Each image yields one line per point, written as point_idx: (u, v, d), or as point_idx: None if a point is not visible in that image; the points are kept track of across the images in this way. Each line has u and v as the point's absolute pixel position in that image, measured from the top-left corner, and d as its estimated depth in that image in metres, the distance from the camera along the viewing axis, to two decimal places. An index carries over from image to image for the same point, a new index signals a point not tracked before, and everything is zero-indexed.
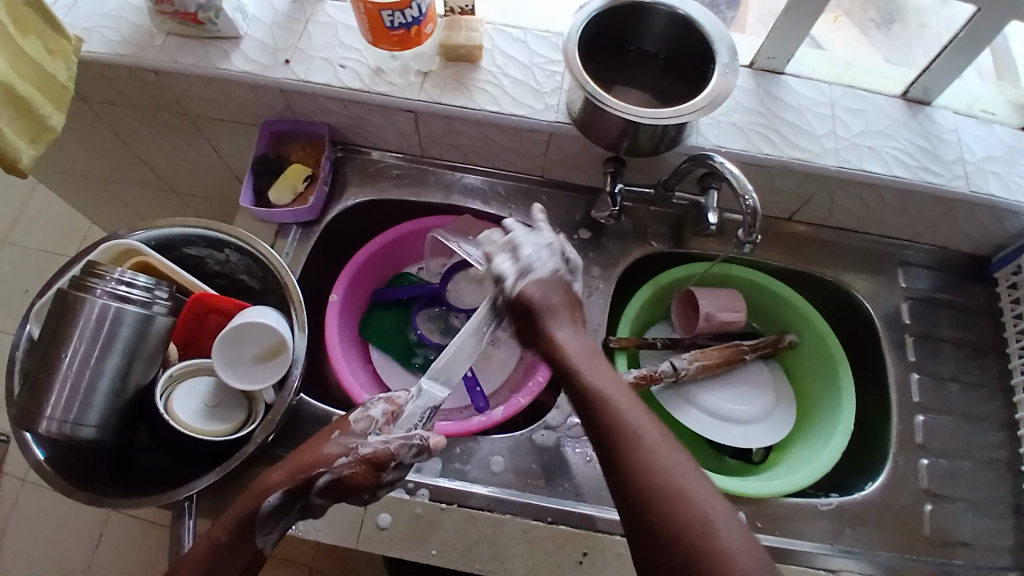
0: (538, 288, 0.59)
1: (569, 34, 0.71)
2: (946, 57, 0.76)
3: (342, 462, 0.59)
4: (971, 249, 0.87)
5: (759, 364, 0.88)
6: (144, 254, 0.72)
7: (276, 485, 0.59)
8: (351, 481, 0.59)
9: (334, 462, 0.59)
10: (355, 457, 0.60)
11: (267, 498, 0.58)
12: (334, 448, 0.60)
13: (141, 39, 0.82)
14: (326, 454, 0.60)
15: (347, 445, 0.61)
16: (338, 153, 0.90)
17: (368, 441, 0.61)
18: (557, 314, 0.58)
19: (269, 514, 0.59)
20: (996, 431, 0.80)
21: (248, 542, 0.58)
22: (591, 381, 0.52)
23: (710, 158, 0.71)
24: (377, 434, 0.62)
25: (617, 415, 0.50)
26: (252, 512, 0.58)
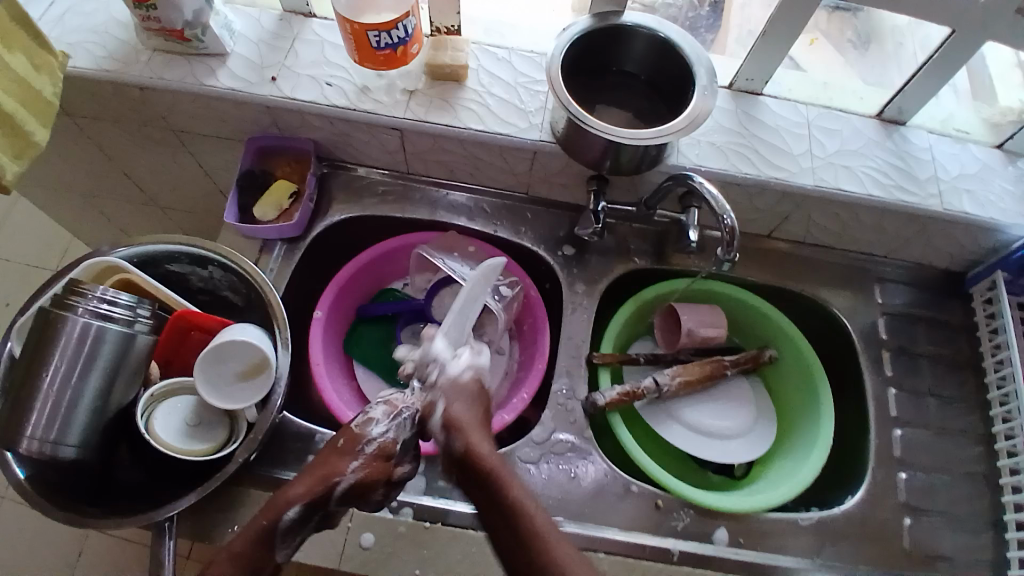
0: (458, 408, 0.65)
1: (552, 57, 0.73)
2: (920, 79, 0.78)
3: (356, 465, 0.62)
4: (946, 265, 0.89)
5: (740, 379, 0.89)
6: (127, 271, 0.72)
7: (293, 497, 0.59)
8: (369, 476, 0.62)
9: (347, 463, 0.62)
10: (366, 457, 0.62)
11: (286, 512, 0.58)
12: (343, 454, 0.63)
13: (127, 55, 0.82)
14: (339, 463, 0.62)
15: (355, 447, 0.63)
16: (323, 170, 0.90)
17: (371, 437, 0.64)
18: (480, 434, 0.63)
19: (289, 526, 0.58)
20: (972, 444, 0.81)
21: (268, 556, 0.57)
22: (516, 511, 0.54)
23: (689, 178, 0.72)
24: (378, 427, 0.65)
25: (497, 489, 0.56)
26: (272, 525, 0.57)
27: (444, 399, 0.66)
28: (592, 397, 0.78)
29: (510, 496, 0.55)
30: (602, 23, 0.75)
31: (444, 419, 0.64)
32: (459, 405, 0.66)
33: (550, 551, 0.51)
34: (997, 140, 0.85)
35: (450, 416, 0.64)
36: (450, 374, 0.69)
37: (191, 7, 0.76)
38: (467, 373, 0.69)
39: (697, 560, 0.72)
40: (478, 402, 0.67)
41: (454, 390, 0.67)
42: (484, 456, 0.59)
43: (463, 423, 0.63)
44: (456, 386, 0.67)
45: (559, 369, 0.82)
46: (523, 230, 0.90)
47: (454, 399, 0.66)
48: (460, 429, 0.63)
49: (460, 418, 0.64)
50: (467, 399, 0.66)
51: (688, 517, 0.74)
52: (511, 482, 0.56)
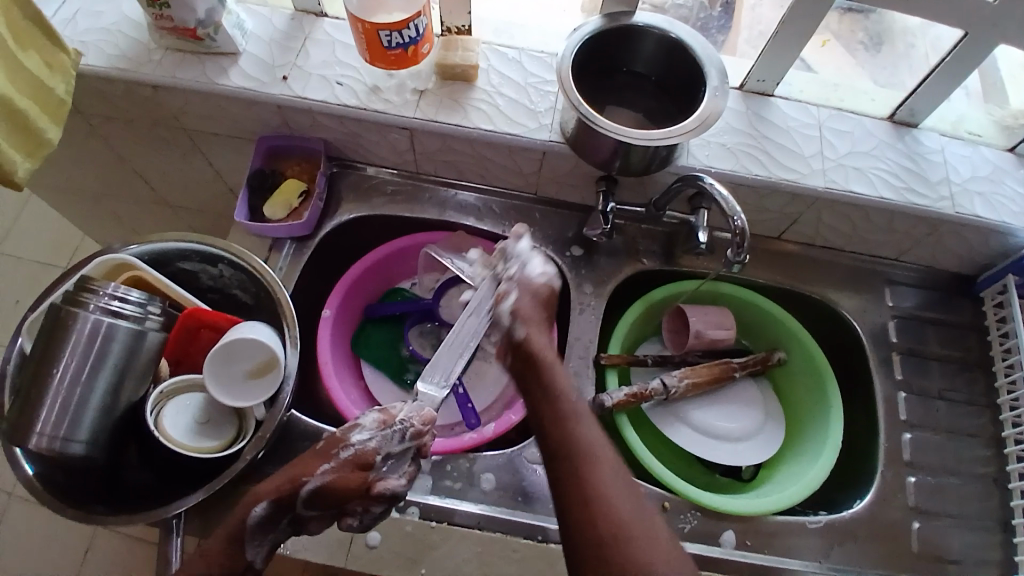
0: (528, 306, 0.68)
1: (563, 57, 0.73)
2: (932, 81, 0.78)
3: (325, 468, 0.61)
4: (957, 267, 0.89)
5: (749, 381, 0.89)
6: (138, 269, 0.72)
7: (261, 496, 0.60)
8: (335, 482, 0.60)
9: (317, 465, 0.61)
10: (338, 462, 0.62)
11: (253, 510, 0.60)
12: (319, 455, 0.62)
13: (138, 54, 0.83)
14: (311, 464, 0.62)
15: (331, 451, 0.62)
16: (333, 169, 0.91)
17: (350, 443, 0.63)
18: (542, 333, 0.66)
19: (257, 525, 0.60)
20: (982, 448, 0.81)
21: (239, 555, 0.60)
22: (559, 396, 0.59)
23: (700, 179, 0.72)
24: (360, 433, 0.64)
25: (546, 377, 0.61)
26: (241, 523, 0.60)
27: (516, 291, 0.69)
28: (600, 398, 0.77)
29: (555, 382, 0.60)
30: (613, 24, 0.75)
31: (514, 308, 0.68)
32: (530, 303, 0.68)
33: (578, 423, 0.56)
34: (1009, 143, 0.84)
35: (521, 307, 0.68)
36: (525, 272, 0.71)
37: (204, 6, 0.76)
38: (542, 278, 0.70)
39: (704, 561, 0.71)
40: (545, 306, 0.69)
41: (527, 288, 0.69)
42: (539, 346, 0.64)
43: (530, 316, 0.67)
44: (528, 285, 0.69)
45: (566, 369, 0.82)
46: (531, 231, 0.90)
47: (527, 294, 0.69)
48: (526, 321, 0.66)
49: (527, 314, 0.67)
50: (541, 298, 0.69)
51: (695, 519, 0.73)
52: (557, 371, 0.61)
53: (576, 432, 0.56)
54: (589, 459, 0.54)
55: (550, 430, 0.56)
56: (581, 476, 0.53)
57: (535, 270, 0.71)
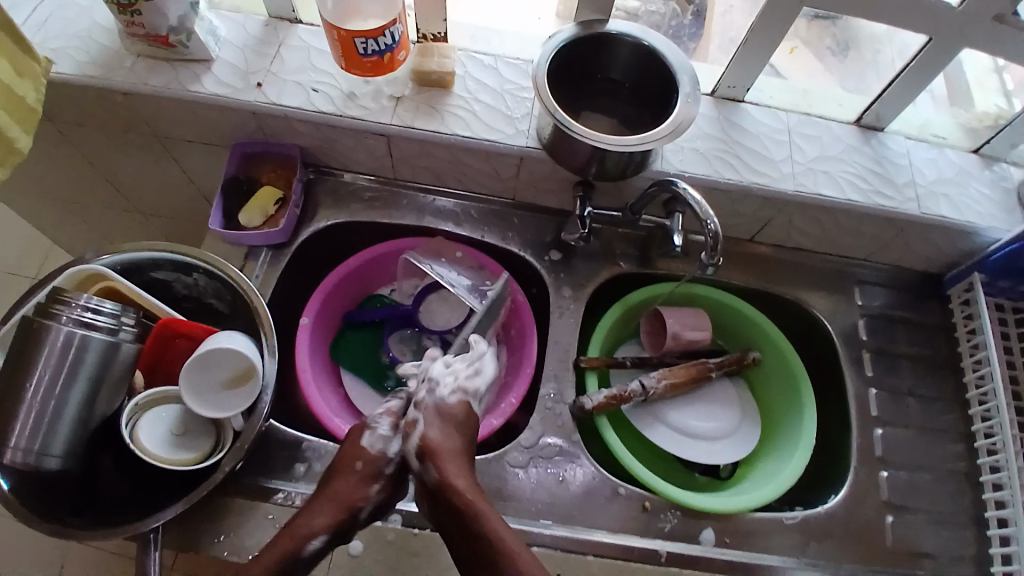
0: (437, 437, 0.62)
1: (538, 64, 0.73)
2: (898, 85, 0.80)
3: (378, 489, 0.63)
4: (925, 267, 0.91)
5: (726, 381, 0.90)
6: (112, 279, 0.71)
7: (320, 528, 0.59)
8: (387, 496, 0.63)
9: (372, 486, 0.63)
10: (385, 480, 0.63)
11: (311, 543, 0.58)
12: (364, 477, 0.63)
13: (109, 60, 0.82)
14: (360, 490, 0.62)
15: (373, 471, 0.63)
16: (309, 176, 0.90)
17: (388, 457, 0.64)
18: (454, 461, 0.61)
19: (311, 555, 0.58)
20: (952, 442, 0.83)
21: None
22: (494, 555, 0.53)
23: (673, 184, 0.73)
24: (393, 446, 0.65)
25: (472, 532, 0.55)
26: (297, 555, 0.57)
27: (426, 420, 0.64)
28: (580, 400, 0.78)
29: (486, 533, 0.54)
30: (587, 31, 0.76)
31: (423, 441, 0.62)
32: (438, 430, 0.63)
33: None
34: (974, 145, 0.87)
35: (428, 443, 0.61)
36: (440, 397, 0.66)
37: (177, 12, 0.76)
38: (455, 397, 0.67)
39: (686, 560, 0.72)
40: (461, 429, 0.65)
41: (440, 416, 0.65)
42: (459, 490, 0.58)
43: (438, 452, 0.61)
44: (441, 410, 0.65)
45: (547, 374, 0.82)
46: (510, 236, 0.90)
47: (441, 420, 0.64)
48: (433, 458, 0.60)
49: (435, 445, 0.61)
50: (454, 419, 0.65)
51: (675, 518, 0.74)
52: (484, 518, 0.55)
53: None
54: None
55: None
56: None
57: (448, 390, 0.67)
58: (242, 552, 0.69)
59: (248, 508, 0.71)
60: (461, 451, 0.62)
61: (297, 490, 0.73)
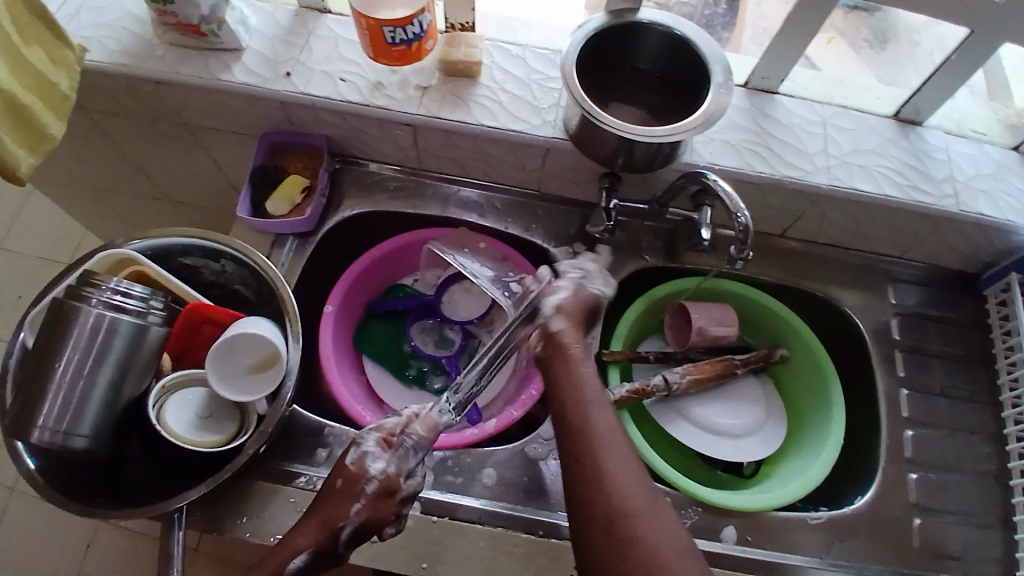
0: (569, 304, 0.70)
1: (567, 53, 0.72)
2: (933, 82, 0.78)
3: (359, 507, 0.61)
4: (961, 265, 0.89)
5: (752, 379, 0.89)
6: (142, 264, 0.73)
7: (302, 546, 0.59)
8: (370, 515, 0.61)
9: (352, 506, 0.61)
10: (366, 498, 0.61)
11: (294, 559, 0.59)
12: (345, 496, 0.61)
13: (141, 50, 0.83)
14: (342, 506, 0.61)
15: (355, 489, 0.62)
16: (336, 165, 0.91)
17: (371, 475, 0.62)
18: (576, 328, 0.67)
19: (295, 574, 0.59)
20: (985, 444, 0.81)
21: None
22: (571, 384, 0.61)
23: (703, 175, 0.71)
24: (376, 461, 0.63)
25: (560, 366, 0.63)
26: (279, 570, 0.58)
27: (569, 292, 0.71)
28: None
29: (570, 369, 0.62)
30: (618, 20, 0.75)
31: (558, 304, 0.69)
32: (574, 308, 0.69)
33: (584, 409, 0.58)
34: (1013, 142, 0.84)
35: (564, 305, 0.69)
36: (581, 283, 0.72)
37: (208, 1, 0.76)
38: (592, 290, 0.72)
39: (705, 557, 0.71)
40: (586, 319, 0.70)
41: (578, 296, 0.71)
42: (562, 336, 0.66)
43: (570, 314, 0.69)
44: (580, 292, 0.71)
45: None
46: (534, 227, 0.89)
47: (579, 299, 0.70)
48: (563, 316, 0.68)
49: (568, 310, 0.69)
50: (590, 301, 0.71)
51: (696, 515, 0.73)
52: (574, 358, 0.64)
53: (586, 415, 0.58)
54: (597, 443, 0.56)
55: (562, 412, 0.59)
56: (580, 459, 0.55)
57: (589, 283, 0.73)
58: (264, 536, 0.69)
59: (270, 492, 0.71)
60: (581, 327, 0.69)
61: (319, 475, 0.73)
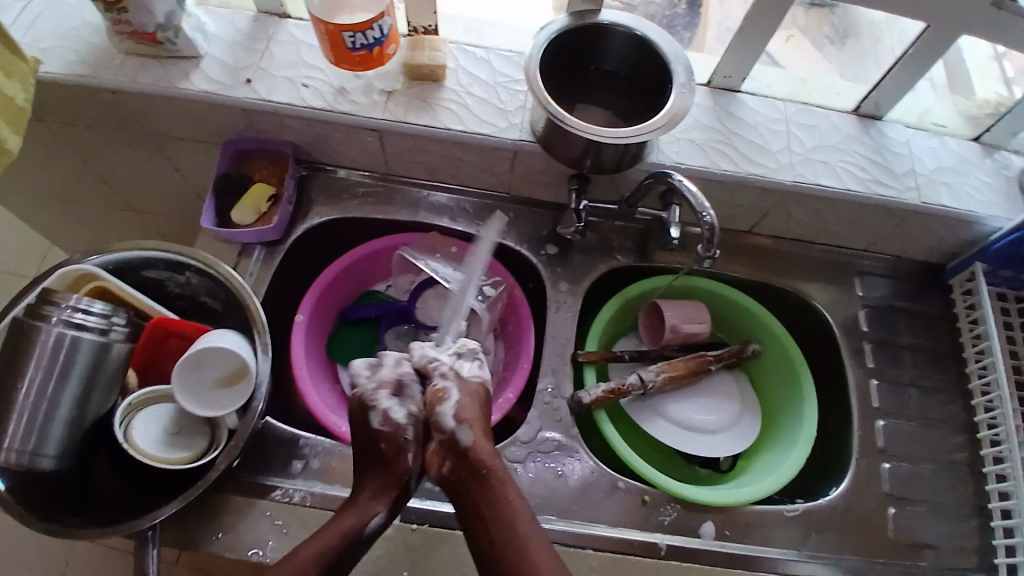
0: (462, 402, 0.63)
1: (531, 56, 0.72)
2: (897, 74, 0.79)
3: (413, 455, 0.61)
4: (926, 257, 0.90)
5: (726, 374, 0.90)
6: (103, 279, 0.71)
7: (376, 507, 0.59)
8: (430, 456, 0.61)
9: (404, 457, 0.61)
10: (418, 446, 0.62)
11: (373, 521, 0.58)
12: (394, 454, 0.61)
13: (100, 59, 0.81)
14: (404, 462, 0.61)
15: (404, 441, 0.61)
16: (302, 172, 0.89)
17: (404, 425, 0.62)
18: (469, 415, 0.62)
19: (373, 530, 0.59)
20: (955, 434, 0.82)
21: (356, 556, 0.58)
22: (488, 484, 0.57)
23: (669, 175, 0.72)
24: (400, 410, 0.62)
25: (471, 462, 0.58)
26: (359, 530, 0.57)
27: (458, 390, 0.63)
28: (578, 395, 0.77)
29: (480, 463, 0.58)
30: (579, 22, 0.75)
31: (456, 411, 0.62)
32: (472, 412, 0.62)
33: (506, 510, 0.55)
34: (974, 132, 0.86)
35: (463, 410, 0.62)
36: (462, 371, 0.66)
37: (163, 9, 0.75)
38: (477, 377, 0.66)
39: (684, 554, 0.72)
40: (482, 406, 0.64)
41: (465, 388, 0.64)
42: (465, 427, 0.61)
43: (473, 419, 0.62)
44: (468, 385, 0.64)
45: (544, 368, 0.81)
46: (506, 229, 0.89)
47: (466, 395, 0.63)
48: (469, 423, 0.61)
49: (469, 416, 0.62)
50: (478, 395, 0.64)
51: (675, 512, 0.74)
52: (485, 451, 0.59)
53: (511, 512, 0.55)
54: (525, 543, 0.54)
55: (483, 514, 0.56)
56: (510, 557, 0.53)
57: (466, 368, 0.66)
58: (239, 550, 0.68)
59: (245, 506, 0.70)
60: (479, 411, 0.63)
61: (295, 487, 0.72)
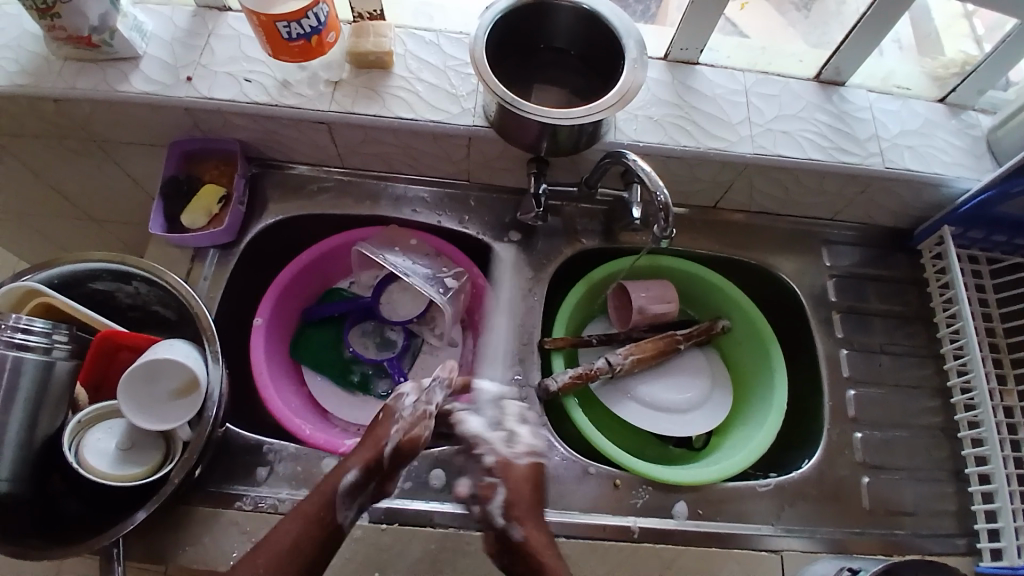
0: (517, 478, 0.61)
1: (476, 37, 0.70)
2: (855, 38, 0.77)
3: (397, 426, 0.63)
4: (894, 222, 0.89)
5: (696, 352, 0.89)
6: (48, 295, 0.68)
7: (349, 465, 0.60)
8: (405, 444, 0.62)
9: (387, 426, 0.63)
10: (405, 422, 0.63)
11: (344, 477, 0.59)
12: (380, 423, 0.64)
13: (37, 66, 0.78)
14: (383, 431, 0.63)
15: (400, 418, 0.63)
16: (254, 170, 0.87)
17: (402, 404, 0.65)
18: (523, 496, 0.60)
19: (348, 492, 0.59)
20: (929, 399, 0.82)
21: (331, 516, 0.58)
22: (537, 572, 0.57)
23: (623, 155, 0.70)
24: (408, 393, 0.66)
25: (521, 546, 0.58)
26: (331, 489, 0.58)
27: (504, 481, 0.61)
28: (544, 382, 0.77)
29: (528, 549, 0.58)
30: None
31: (506, 505, 0.60)
32: (521, 497, 0.60)
33: None
34: (940, 94, 0.85)
35: (515, 504, 0.60)
36: (502, 453, 0.62)
37: (98, 11, 0.72)
38: (524, 459, 0.62)
39: (658, 535, 0.71)
40: (532, 491, 0.61)
41: (514, 477, 0.61)
42: (515, 501, 0.60)
43: (524, 511, 0.60)
44: (512, 472, 0.61)
45: (510, 357, 0.80)
46: (467, 218, 0.87)
47: (515, 481, 0.61)
48: (520, 521, 0.59)
49: (521, 513, 0.59)
50: (526, 482, 0.61)
51: (647, 494, 0.73)
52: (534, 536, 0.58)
53: None
54: None
55: None
56: None
57: (518, 450, 0.63)
58: (207, 561, 0.67)
59: (210, 516, 0.69)
60: (523, 485, 0.61)
61: (260, 495, 0.71)
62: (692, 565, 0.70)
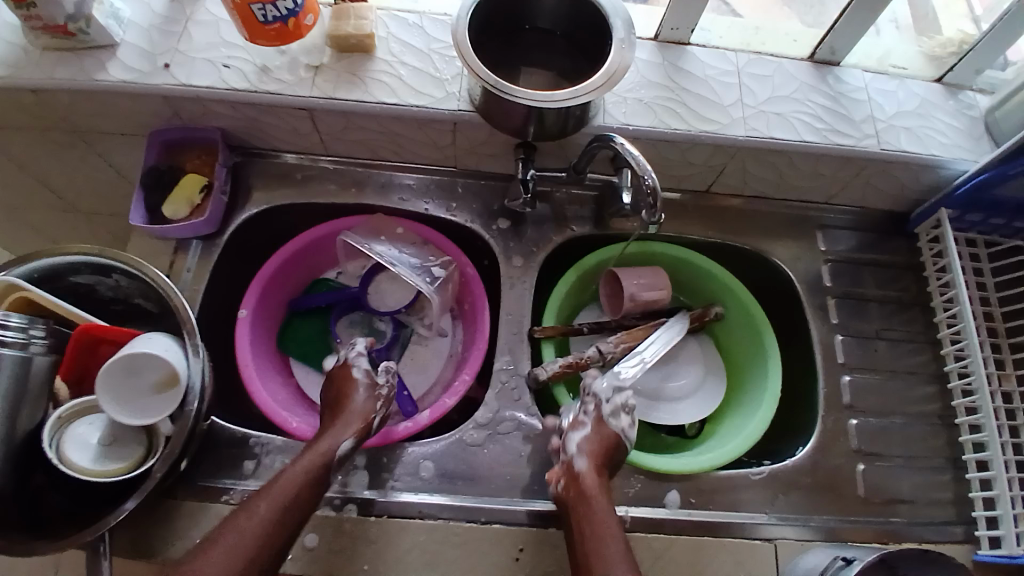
0: (604, 432, 0.68)
1: (458, 19, 0.68)
2: (849, 15, 0.75)
3: (379, 401, 0.70)
4: (891, 206, 0.88)
5: (689, 339, 0.88)
6: (25, 290, 0.66)
7: (343, 434, 0.65)
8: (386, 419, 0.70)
9: (371, 401, 0.70)
10: (383, 398, 0.71)
11: (341, 445, 0.64)
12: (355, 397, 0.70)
13: (11, 55, 0.76)
14: (367, 405, 0.69)
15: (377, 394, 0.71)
16: (236, 159, 0.85)
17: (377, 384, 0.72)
18: (598, 449, 0.66)
19: (341, 459, 0.64)
20: (925, 385, 0.81)
21: (326, 478, 0.62)
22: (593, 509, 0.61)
23: (611, 138, 0.68)
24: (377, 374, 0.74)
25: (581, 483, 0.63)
26: (330, 454, 0.63)
27: (592, 426, 0.68)
28: (534, 372, 0.76)
29: (589, 487, 0.63)
30: None
31: (585, 445, 0.66)
32: (596, 444, 0.67)
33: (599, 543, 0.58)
34: (936, 74, 0.83)
35: (593, 451, 0.66)
36: (606, 416, 0.69)
37: None
38: (617, 429, 0.69)
39: (651, 524, 0.70)
40: (610, 454, 0.67)
41: (602, 432, 0.68)
42: (592, 447, 0.66)
43: (597, 457, 0.66)
44: (603, 428, 0.68)
45: (500, 347, 0.79)
46: (455, 206, 0.86)
47: (601, 433, 0.68)
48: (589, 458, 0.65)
49: (593, 456, 0.66)
50: (607, 442, 0.67)
51: (639, 483, 0.72)
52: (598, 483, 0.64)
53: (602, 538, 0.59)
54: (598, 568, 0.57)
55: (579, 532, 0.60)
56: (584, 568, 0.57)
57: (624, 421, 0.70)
58: None
59: (197, 511, 0.68)
60: (605, 442, 0.67)
61: (248, 489, 0.70)
62: (685, 554, 0.69)
